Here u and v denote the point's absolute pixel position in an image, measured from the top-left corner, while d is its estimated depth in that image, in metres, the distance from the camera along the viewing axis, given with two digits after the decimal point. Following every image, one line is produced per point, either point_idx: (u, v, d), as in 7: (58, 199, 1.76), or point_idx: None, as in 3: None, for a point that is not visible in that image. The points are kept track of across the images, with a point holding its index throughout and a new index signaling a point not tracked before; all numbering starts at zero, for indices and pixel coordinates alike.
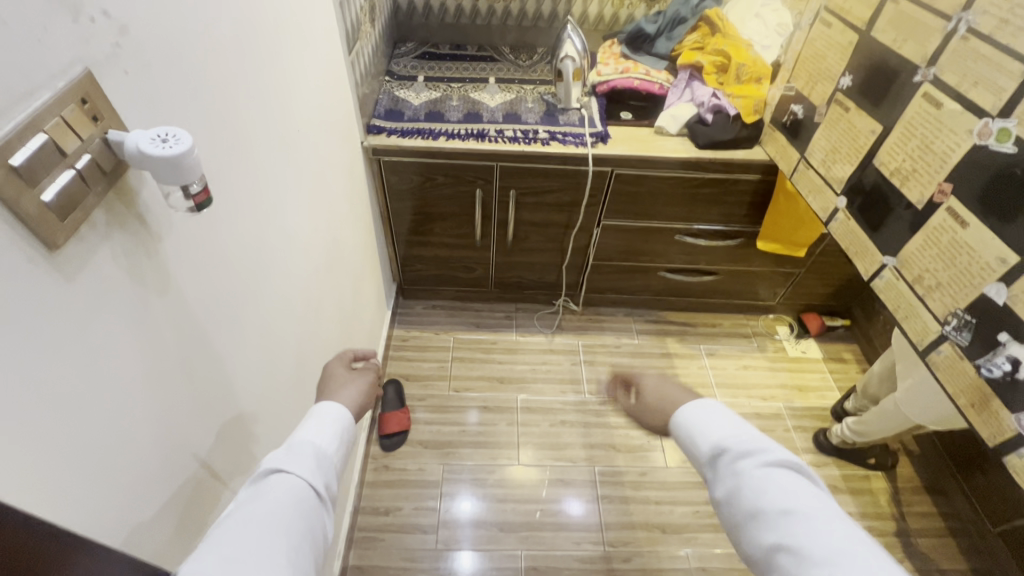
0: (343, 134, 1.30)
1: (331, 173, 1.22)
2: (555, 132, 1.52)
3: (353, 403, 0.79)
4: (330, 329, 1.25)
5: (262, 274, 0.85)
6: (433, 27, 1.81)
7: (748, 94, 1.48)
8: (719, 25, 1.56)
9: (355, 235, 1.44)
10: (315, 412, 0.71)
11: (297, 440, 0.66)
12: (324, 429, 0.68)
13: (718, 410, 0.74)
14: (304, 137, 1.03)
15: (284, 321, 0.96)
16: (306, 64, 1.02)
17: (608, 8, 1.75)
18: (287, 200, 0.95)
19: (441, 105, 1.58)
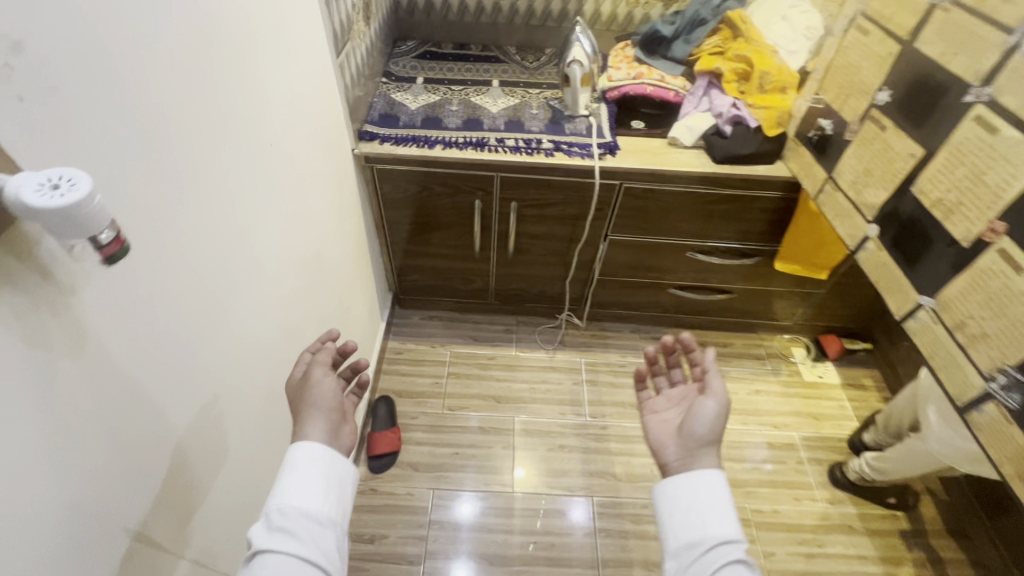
0: (329, 141, 1.20)
1: (314, 186, 1.13)
2: (560, 141, 1.41)
3: (332, 411, 0.83)
4: (310, 353, 1.17)
5: (222, 308, 0.77)
6: (435, 25, 1.70)
7: (771, 105, 1.36)
8: (743, 29, 1.43)
9: (342, 250, 1.35)
10: (293, 468, 0.76)
11: (278, 510, 0.73)
12: (304, 490, 0.75)
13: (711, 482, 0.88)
14: (280, 149, 0.94)
15: (252, 356, 0.88)
16: (283, 70, 0.92)
17: (622, 7, 1.63)
18: (256, 220, 0.86)
19: (439, 109, 1.48)
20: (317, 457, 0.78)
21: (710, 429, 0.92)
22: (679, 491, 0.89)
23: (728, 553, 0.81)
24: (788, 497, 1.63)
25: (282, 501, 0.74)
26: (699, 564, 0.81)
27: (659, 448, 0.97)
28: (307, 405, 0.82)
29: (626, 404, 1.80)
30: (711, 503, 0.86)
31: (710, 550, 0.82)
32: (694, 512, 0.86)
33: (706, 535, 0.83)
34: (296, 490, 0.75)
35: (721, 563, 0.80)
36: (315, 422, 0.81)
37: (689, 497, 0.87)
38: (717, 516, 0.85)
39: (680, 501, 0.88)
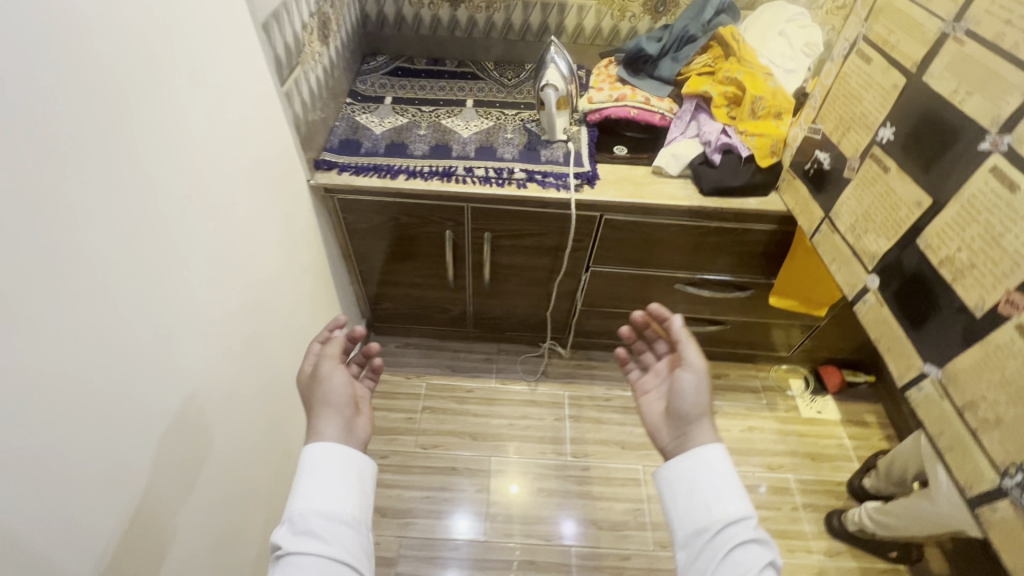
0: (274, 178, 1.09)
1: (256, 230, 1.02)
2: (533, 170, 1.30)
3: (342, 403, 0.92)
4: (257, 415, 1.06)
5: (123, 399, 0.66)
6: (407, 39, 1.59)
7: (764, 132, 1.24)
8: (734, 47, 1.30)
9: (295, 294, 1.24)
10: (308, 470, 0.85)
11: (299, 508, 0.82)
12: (323, 494, 0.83)
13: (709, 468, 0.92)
14: (203, 198, 0.83)
15: (175, 434, 0.77)
16: (201, 109, 0.82)
17: (607, 21, 1.51)
18: (171, 285, 0.75)
19: (406, 134, 1.38)
20: (335, 453, 0.87)
21: (697, 402, 0.99)
22: (688, 477, 0.93)
23: (738, 532, 0.85)
24: (781, 548, 1.52)
25: (303, 505, 0.82)
26: (712, 545, 0.86)
27: (656, 425, 1.05)
28: (319, 400, 0.92)
29: (610, 442, 1.70)
30: (717, 484, 0.91)
31: (721, 530, 0.86)
32: (702, 496, 0.91)
33: (716, 517, 0.88)
34: (317, 493, 0.83)
35: (735, 544, 0.84)
36: (328, 414, 0.91)
37: (694, 482, 0.92)
38: (725, 500, 0.89)
39: (687, 487, 0.93)
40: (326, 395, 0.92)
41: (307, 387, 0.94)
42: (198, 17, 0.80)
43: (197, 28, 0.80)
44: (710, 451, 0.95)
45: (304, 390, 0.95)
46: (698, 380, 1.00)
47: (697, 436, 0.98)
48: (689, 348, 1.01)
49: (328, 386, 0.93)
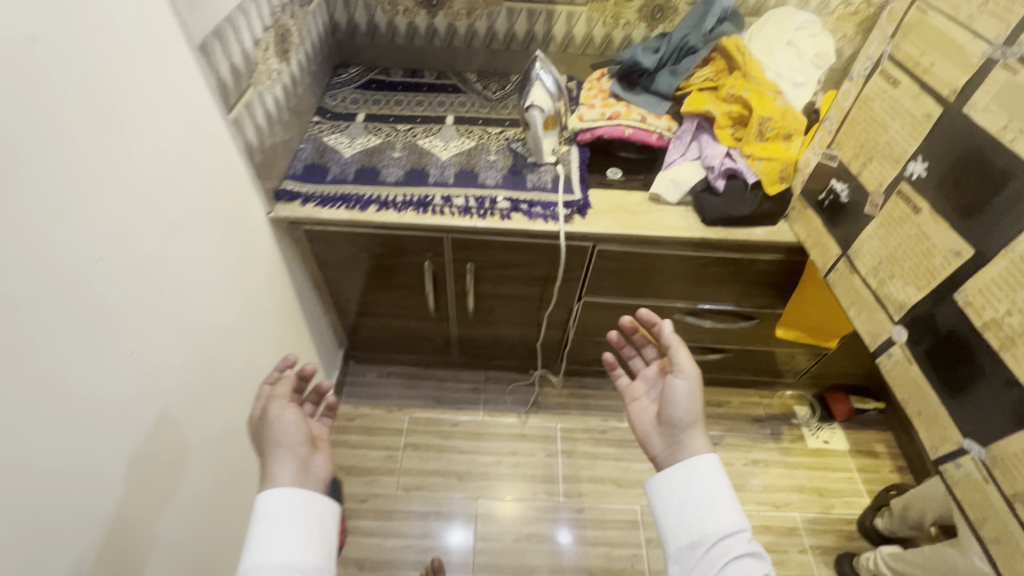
0: (225, 218, 0.95)
1: (203, 283, 0.88)
2: (518, 199, 1.17)
3: (297, 443, 0.78)
4: (202, 489, 0.91)
5: (0, 532, 0.53)
6: (381, 49, 1.45)
7: (773, 156, 1.12)
8: (740, 61, 1.17)
9: (256, 345, 1.10)
10: (262, 521, 0.72)
11: (252, 567, 0.69)
12: (277, 541, 0.71)
13: (704, 482, 0.86)
14: (128, 260, 0.70)
15: (83, 526, 0.63)
16: (123, 154, 0.68)
17: (599, 28, 1.38)
18: (77, 375, 0.62)
19: (378, 157, 1.25)
20: (290, 499, 0.74)
21: (689, 409, 0.92)
22: (681, 488, 0.87)
23: (734, 546, 0.80)
24: None
25: (255, 558, 0.70)
26: (707, 560, 0.80)
27: (644, 430, 0.97)
28: (269, 445, 0.78)
29: (605, 480, 1.59)
30: (711, 494, 0.85)
31: (716, 545, 0.81)
32: (695, 508, 0.85)
33: (711, 531, 0.82)
34: (270, 541, 0.71)
35: (732, 560, 0.79)
36: (279, 459, 0.77)
37: (688, 493, 0.86)
38: (721, 511, 0.84)
39: (681, 498, 0.86)
40: (278, 436, 0.78)
41: (255, 431, 0.81)
42: (114, 45, 0.66)
43: (114, 59, 0.66)
44: (703, 459, 0.88)
45: (253, 434, 0.81)
46: (691, 387, 0.92)
47: (688, 443, 0.91)
48: (680, 353, 0.93)
49: (278, 428, 0.79)
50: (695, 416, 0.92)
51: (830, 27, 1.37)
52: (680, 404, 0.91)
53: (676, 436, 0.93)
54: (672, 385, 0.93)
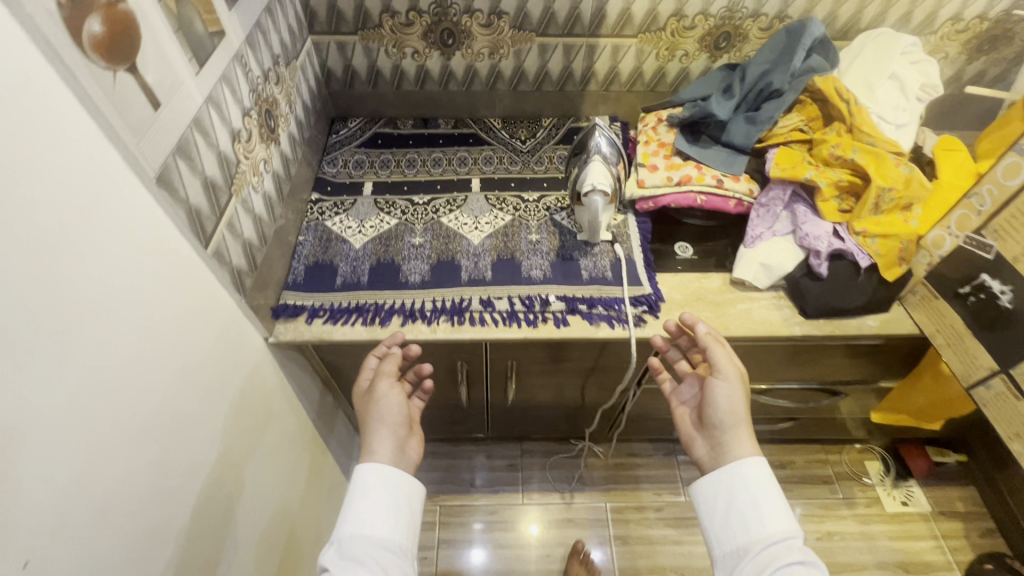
0: (212, 382, 0.72)
1: (185, 489, 0.66)
2: (573, 296, 0.95)
3: (397, 422, 0.79)
4: None
5: None
6: (385, 96, 1.20)
7: (893, 234, 0.90)
8: (844, 111, 0.94)
9: (263, 500, 0.88)
10: (359, 492, 0.71)
11: (347, 533, 0.69)
12: (371, 514, 0.70)
13: (736, 480, 0.74)
14: (53, 552, 0.46)
15: None
16: (22, 403, 0.43)
17: (650, 62, 1.14)
18: None
19: (396, 247, 1.02)
20: (386, 474, 0.73)
21: (730, 410, 0.77)
22: (722, 489, 0.75)
23: (783, 555, 0.67)
24: None
25: (350, 527, 0.69)
26: (751, 570, 0.68)
27: (687, 433, 0.84)
28: (372, 419, 0.79)
29: (667, 571, 1.42)
30: (758, 499, 0.72)
31: (761, 553, 0.69)
32: (737, 510, 0.73)
33: (754, 538, 0.71)
34: (365, 513, 0.70)
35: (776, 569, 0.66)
36: (381, 436, 0.77)
37: (730, 495, 0.74)
38: (768, 515, 0.71)
39: (722, 500, 0.75)
40: (383, 412, 0.79)
41: (359, 402, 0.81)
42: None
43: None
44: (749, 465, 0.75)
45: (356, 405, 0.81)
46: (730, 386, 0.78)
47: (733, 446, 0.77)
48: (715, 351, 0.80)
49: (382, 405, 0.79)
50: (738, 419, 0.78)
51: (930, 47, 1.13)
52: (718, 405, 0.78)
53: (721, 440, 0.78)
54: (710, 384, 0.79)
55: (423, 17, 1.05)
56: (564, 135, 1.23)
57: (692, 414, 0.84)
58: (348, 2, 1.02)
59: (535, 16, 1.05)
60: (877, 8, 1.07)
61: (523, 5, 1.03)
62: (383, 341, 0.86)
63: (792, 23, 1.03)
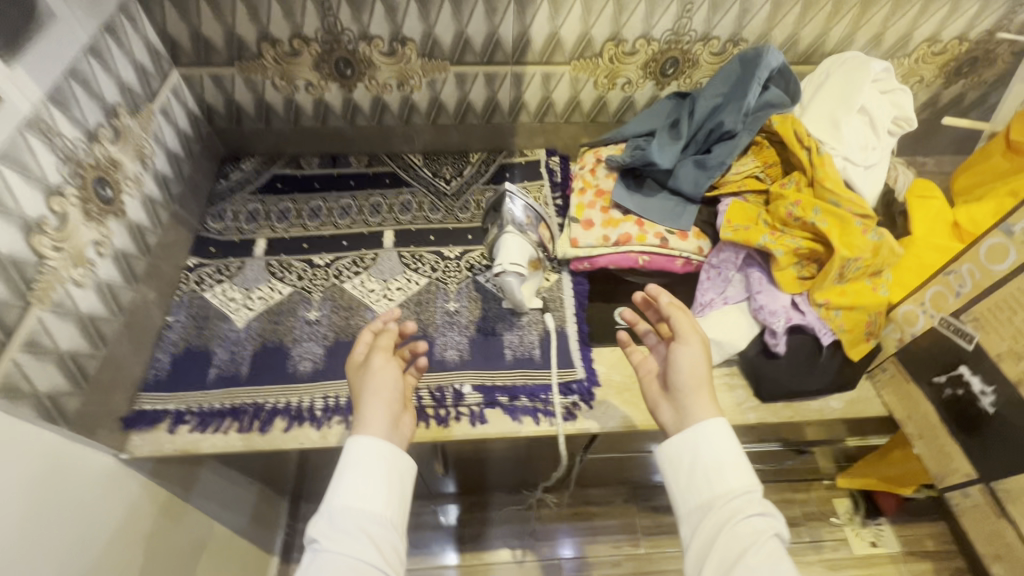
0: (20, 556, 0.55)
1: None
2: (493, 384, 0.81)
3: (393, 398, 0.65)
4: None
5: None
6: (282, 132, 1.03)
7: (860, 306, 0.78)
8: (804, 161, 0.80)
9: None
10: (351, 464, 0.60)
11: (340, 506, 0.58)
12: (363, 486, 0.59)
13: (698, 441, 0.65)
14: None
15: None
16: None
17: (587, 90, 0.98)
18: None
19: (286, 324, 0.86)
20: (377, 446, 0.61)
21: (695, 376, 0.68)
22: (685, 448, 0.65)
23: (747, 512, 0.60)
24: None
25: (337, 498, 0.58)
26: (714, 529, 0.60)
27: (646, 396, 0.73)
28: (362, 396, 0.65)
29: None
30: (721, 457, 0.63)
31: (724, 513, 0.61)
32: (699, 469, 0.64)
33: (716, 495, 0.62)
34: (355, 483, 0.59)
35: (739, 528, 0.59)
36: (376, 413, 0.63)
37: (694, 454, 0.65)
38: (733, 469, 0.63)
39: (684, 459, 0.66)
40: (380, 385, 0.65)
41: (353, 376, 0.67)
42: None
43: None
44: (713, 422, 0.65)
45: (349, 381, 0.67)
46: (691, 347, 0.68)
47: (694, 405, 0.67)
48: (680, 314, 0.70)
49: (373, 381, 0.66)
50: (700, 380, 0.68)
51: (902, 71, 0.99)
52: (678, 367, 0.67)
53: (681, 399, 0.68)
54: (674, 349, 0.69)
55: (311, 45, 0.87)
56: (495, 172, 1.07)
57: (651, 377, 0.74)
58: (215, 30, 0.84)
59: (447, 42, 0.88)
60: (844, 28, 0.92)
61: (431, 31, 0.87)
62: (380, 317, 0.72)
63: (747, 50, 0.88)
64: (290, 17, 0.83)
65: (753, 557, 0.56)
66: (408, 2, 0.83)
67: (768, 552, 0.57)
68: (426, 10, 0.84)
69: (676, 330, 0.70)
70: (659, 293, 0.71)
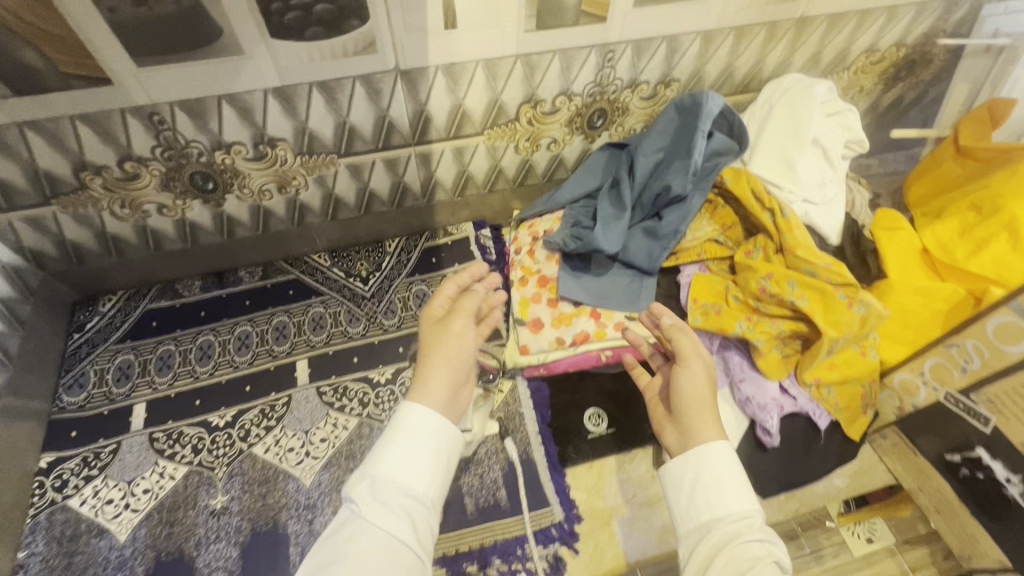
0: None
1: None
2: (456, 551, 0.67)
3: (460, 367, 0.58)
4: None
5: None
6: (144, 261, 0.82)
7: (853, 381, 0.69)
8: (768, 225, 0.70)
9: None
10: (404, 432, 0.51)
11: (384, 473, 0.49)
12: (408, 456, 0.50)
13: (693, 462, 0.52)
14: None
15: None
16: None
17: (509, 157, 0.84)
18: None
19: (185, 523, 0.68)
20: (431, 419, 0.52)
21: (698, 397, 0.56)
22: (683, 469, 0.53)
23: (746, 536, 0.47)
24: None
25: (380, 462, 0.50)
26: (709, 559, 0.48)
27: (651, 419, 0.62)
28: (429, 353, 0.58)
29: None
30: (718, 476, 0.51)
31: (722, 540, 0.48)
32: (697, 490, 0.51)
33: (713, 517, 0.50)
34: (399, 451, 0.50)
35: (737, 554, 0.47)
36: (438, 375, 0.56)
37: (693, 476, 0.52)
38: (733, 487, 0.50)
39: (683, 482, 0.53)
40: (449, 348, 0.59)
41: (428, 329, 0.61)
42: None
43: None
44: (714, 444, 0.53)
45: (421, 335, 0.62)
46: (691, 366, 0.57)
47: (697, 426, 0.54)
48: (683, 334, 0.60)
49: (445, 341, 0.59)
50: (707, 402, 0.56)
51: (843, 84, 0.91)
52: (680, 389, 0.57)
53: (685, 421, 0.55)
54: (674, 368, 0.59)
55: (150, 165, 0.68)
56: (418, 260, 0.92)
57: (657, 400, 0.62)
58: (7, 170, 0.63)
59: (327, 135, 0.71)
60: (781, 52, 0.81)
61: (304, 126, 0.69)
62: (468, 274, 0.68)
63: (682, 95, 0.76)
64: (110, 139, 0.63)
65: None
66: (264, 99, 0.64)
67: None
68: (291, 105, 0.66)
69: (675, 350, 0.60)
70: (659, 312, 0.63)
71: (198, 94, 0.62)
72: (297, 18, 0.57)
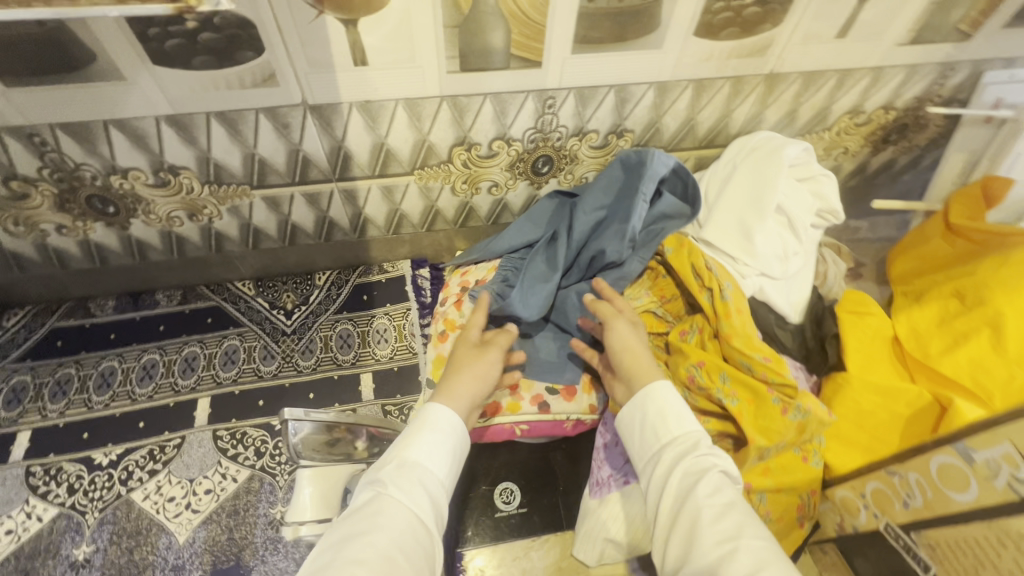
0: None
1: None
2: None
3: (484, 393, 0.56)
4: None
5: None
6: (50, 278, 0.78)
7: (789, 492, 0.60)
8: (705, 305, 0.62)
9: None
10: (430, 424, 0.49)
11: (411, 458, 0.47)
12: (436, 448, 0.48)
13: (640, 399, 0.50)
14: None
15: None
16: None
17: (445, 199, 0.78)
18: None
19: (40, 574, 0.63)
20: (454, 425, 0.51)
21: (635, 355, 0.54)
22: (633, 410, 0.51)
23: (697, 451, 0.45)
24: None
25: (407, 448, 0.48)
26: (664, 482, 0.45)
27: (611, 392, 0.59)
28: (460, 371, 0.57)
29: None
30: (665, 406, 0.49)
31: (673, 461, 0.46)
32: (648, 424, 0.49)
33: (663, 443, 0.47)
34: (428, 440, 0.48)
35: (686, 470, 0.44)
36: (466, 389, 0.54)
37: (641, 414, 0.50)
38: (682, 412, 0.49)
39: (633, 421, 0.51)
40: (480, 372, 0.57)
41: (462, 350, 0.60)
42: None
43: None
44: (658, 382, 0.51)
45: (453, 354, 0.60)
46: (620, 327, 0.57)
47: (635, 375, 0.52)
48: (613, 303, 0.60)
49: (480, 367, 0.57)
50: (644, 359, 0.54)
51: (824, 144, 0.83)
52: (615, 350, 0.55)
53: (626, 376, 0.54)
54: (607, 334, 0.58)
55: (40, 185, 0.63)
56: (348, 297, 0.86)
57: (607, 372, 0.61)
58: None
59: (235, 166, 0.66)
60: (751, 108, 0.74)
61: (207, 155, 0.64)
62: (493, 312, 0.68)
63: (630, 150, 0.70)
64: None
65: (702, 495, 0.42)
66: (157, 127, 0.59)
67: (720, 493, 0.42)
68: (189, 135, 0.61)
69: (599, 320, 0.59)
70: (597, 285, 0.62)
71: (80, 117, 0.57)
72: (180, 45, 0.52)
